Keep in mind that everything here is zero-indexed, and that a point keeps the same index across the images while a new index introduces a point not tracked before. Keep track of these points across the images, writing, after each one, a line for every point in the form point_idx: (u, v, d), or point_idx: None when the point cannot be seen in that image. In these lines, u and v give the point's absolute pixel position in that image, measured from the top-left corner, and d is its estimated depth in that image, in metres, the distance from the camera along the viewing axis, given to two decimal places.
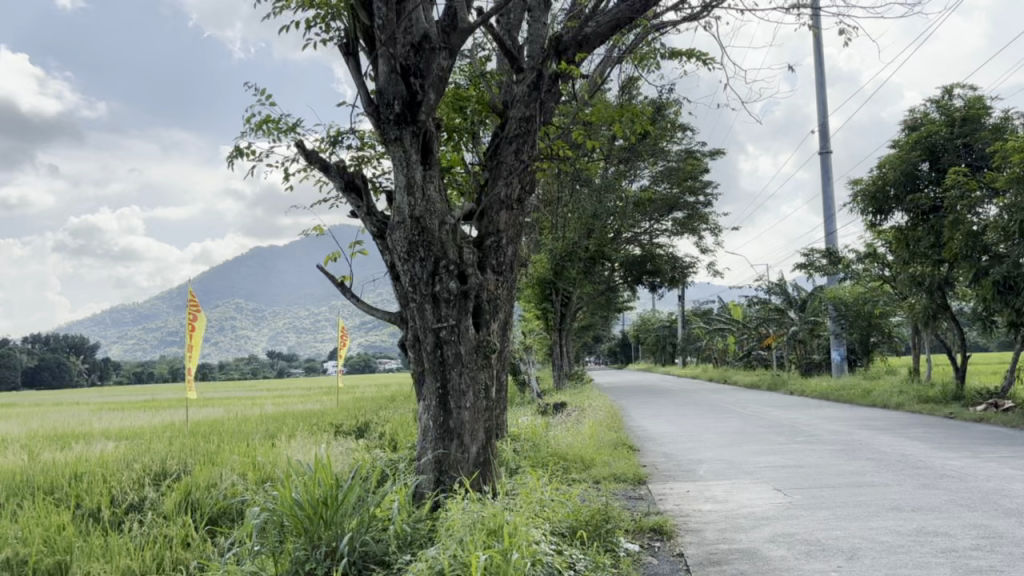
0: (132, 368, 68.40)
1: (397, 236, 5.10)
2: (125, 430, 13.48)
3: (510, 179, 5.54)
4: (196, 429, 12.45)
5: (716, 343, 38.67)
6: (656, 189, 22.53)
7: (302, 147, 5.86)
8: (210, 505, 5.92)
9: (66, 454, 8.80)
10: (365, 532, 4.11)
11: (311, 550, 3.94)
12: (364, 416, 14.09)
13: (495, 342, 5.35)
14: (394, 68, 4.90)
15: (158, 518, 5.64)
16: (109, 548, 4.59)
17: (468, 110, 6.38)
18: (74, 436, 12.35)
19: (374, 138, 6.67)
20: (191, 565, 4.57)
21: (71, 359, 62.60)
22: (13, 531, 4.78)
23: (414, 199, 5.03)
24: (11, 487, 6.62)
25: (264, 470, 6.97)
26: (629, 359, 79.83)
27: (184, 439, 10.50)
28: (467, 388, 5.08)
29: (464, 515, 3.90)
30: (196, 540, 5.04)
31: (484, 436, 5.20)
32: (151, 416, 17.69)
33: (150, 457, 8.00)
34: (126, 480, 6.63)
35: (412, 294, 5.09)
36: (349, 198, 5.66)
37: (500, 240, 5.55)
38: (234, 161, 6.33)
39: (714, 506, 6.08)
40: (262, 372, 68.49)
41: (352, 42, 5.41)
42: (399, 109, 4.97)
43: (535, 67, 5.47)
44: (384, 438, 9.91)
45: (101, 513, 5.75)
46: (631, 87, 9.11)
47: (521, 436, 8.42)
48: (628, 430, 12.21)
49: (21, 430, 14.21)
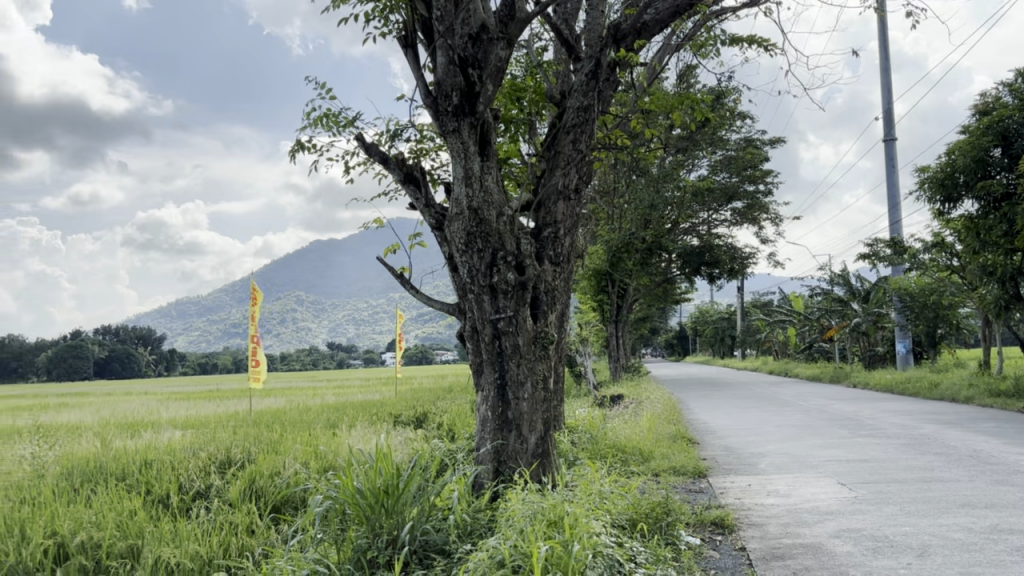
0: (197, 358, 70.33)
1: (455, 228, 5.11)
2: (191, 419, 13.81)
3: (567, 169, 5.52)
4: (260, 419, 12.71)
5: (776, 336, 37.97)
6: (715, 179, 22.21)
7: (362, 141, 5.91)
8: (272, 493, 6.05)
9: (136, 442, 9.04)
10: (426, 522, 4.15)
11: (373, 538, 4.00)
12: (422, 406, 14.25)
13: (553, 333, 5.33)
14: (452, 59, 4.92)
15: (224, 505, 5.78)
16: (179, 534, 4.71)
17: (526, 102, 6.22)
18: (143, 425, 12.74)
19: (432, 131, 6.71)
20: (256, 552, 4.67)
21: (140, 350, 64.54)
22: (89, 514, 4.93)
23: (472, 190, 5.05)
24: (85, 473, 6.83)
25: (326, 459, 7.10)
26: (688, 351, 79.08)
27: (247, 428, 10.71)
28: (525, 378, 5.08)
29: (524, 506, 3.89)
30: (260, 527, 5.15)
31: (543, 428, 5.19)
32: (216, 405, 18.16)
33: (215, 445, 8.19)
34: (193, 469, 6.79)
35: (470, 286, 5.11)
36: (407, 189, 5.69)
37: (557, 231, 5.53)
38: (296, 155, 6.51)
39: (776, 500, 5.97)
40: (322, 364, 69.61)
41: (411, 33, 5.44)
42: (457, 101, 4.97)
43: (593, 56, 5.43)
44: (442, 428, 9.97)
45: (170, 498, 5.92)
46: (689, 74, 8.98)
47: (578, 428, 8.40)
48: (687, 423, 12.10)
49: (93, 418, 14.68)
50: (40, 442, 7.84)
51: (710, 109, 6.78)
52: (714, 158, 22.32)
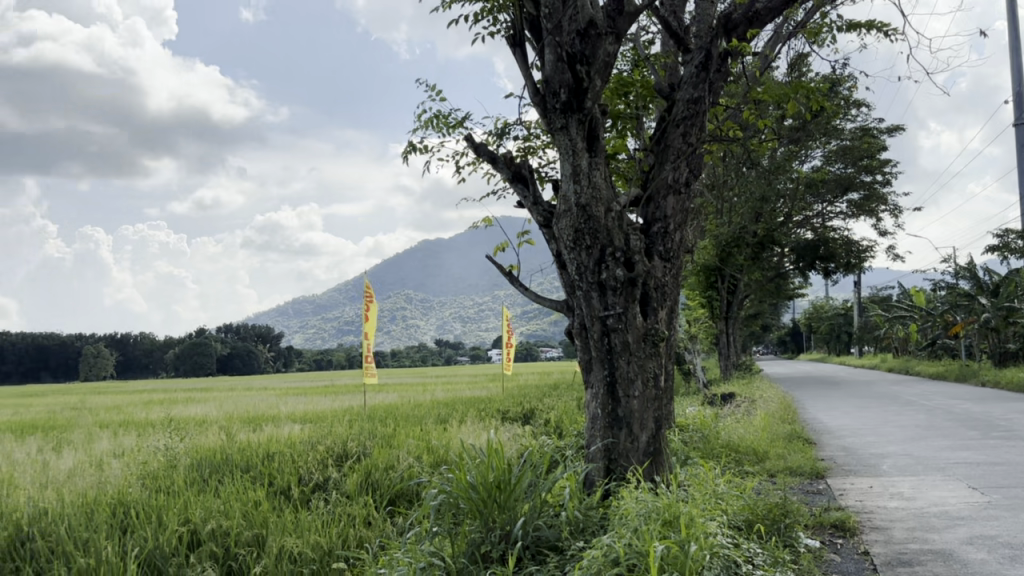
0: (312, 355, 73.00)
1: (563, 225, 5.12)
2: (310, 414, 14.27)
3: (678, 162, 5.43)
4: (374, 414, 13.04)
5: (896, 333, 36.32)
6: (829, 169, 21.42)
7: (471, 141, 5.99)
8: (388, 486, 6.20)
9: (259, 435, 9.51)
10: (538, 518, 4.17)
11: (486, 533, 4.06)
12: (530, 402, 14.39)
13: (664, 330, 5.26)
14: (561, 57, 4.94)
15: (343, 497, 5.98)
16: (299, 524, 4.89)
17: (632, 97, 6.04)
18: (265, 418, 13.30)
19: (540, 128, 6.74)
20: (373, 543, 4.81)
21: (260, 348, 67.41)
22: (218, 504, 5.19)
23: (580, 187, 5.03)
24: (213, 462, 7.19)
25: (439, 453, 7.22)
26: (801, 349, 76.72)
27: (363, 422, 11.01)
28: (636, 375, 5.03)
29: (637, 504, 3.85)
30: (376, 519, 5.30)
31: (654, 426, 5.12)
32: (332, 401, 18.77)
33: (332, 439, 8.47)
34: (312, 461, 7.04)
35: (578, 283, 5.11)
36: (516, 187, 5.73)
37: (667, 226, 5.45)
38: (408, 155, 6.71)
39: (900, 503, 5.72)
40: (430, 360, 70.96)
41: (519, 33, 5.47)
42: (565, 97, 4.99)
43: (703, 47, 5.36)
44: (550, 425, 10.01)
45: (291, 490, 6.14)
46: (802, 64, 8.70)
47: (689, 427, 8.25)
48: (803, 422, 11.71)
49: (219, 412, 15.41)
50: (174, 433, 8.31)
51: (825, 97, 6.56)
52: (828, 148, 21.53)
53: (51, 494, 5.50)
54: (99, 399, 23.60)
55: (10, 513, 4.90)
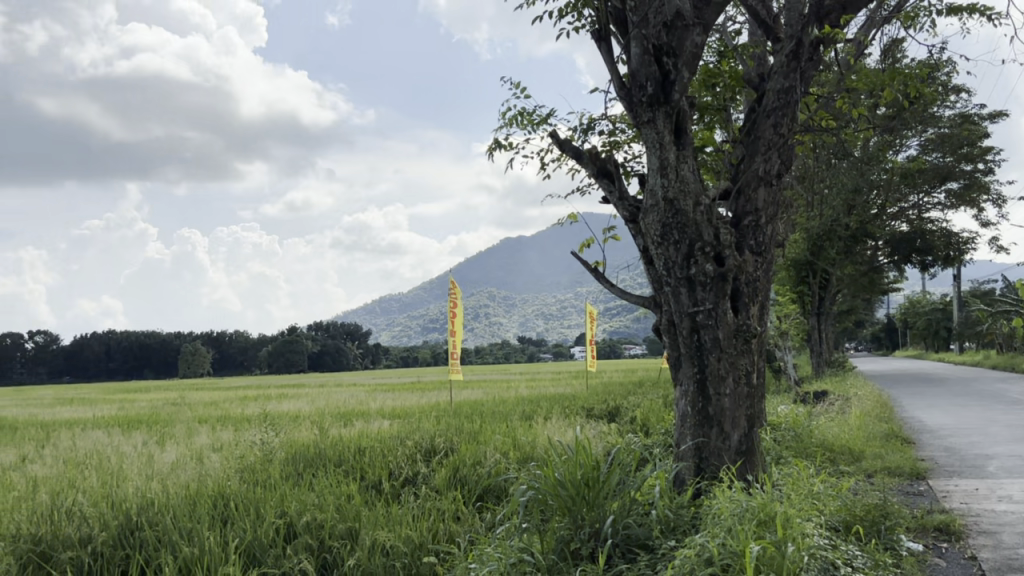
0: (399, 352, 74.16)
1: (651, 219, 5.07)
2: (398, 410, 14.49)
3: (769, 154, 5.28)
4: (461, 410, 13.14)
5: (1000, 328, 34.68)
6: (926, 159, 20.56)
7: (556, 137, 5.96)
8: (476, 482, 6.24)
9: (349, 430, 9.71)
10: (628, 516, 4.13)
11: (575, 530, 4.05)
12: (614, 399, 14.34)
13: (756, 326, 5.14)
14: (647, 49, 4.88)
15: (432, 491, 6.05)
16: (391, 519, 4.97)
17: (721, 86, 5.97)
18: (356, 414, 13.56)
19: (625, 122, 6.67)
20: (463, 538, 4.87)
21: (349, 346, 68.85)
22: (314, 497, 5.32)
23: (668, 180, 4.96)
24: (306, 456, 7.37)
25: (526, 450, 7.22)
26: (896, 345, 74.06)
27: (450, 418, 11.13)
28: (726, 373, 4.92)
29: (730, 504, 3.77)
30: (465, 514, 5.34)
31: (747, 424, 5.00)
32: (419, 397, 19.01)
33: (420, 434, 8.58)
34: (402, 456, 7.14)
35: (666, 279, 5.04)
36: (602, 183, 5.69)
37: (758, 219, 5.32)
38: (493, 153, 6.77)
39: (1010, 506, 5.46)
40: (514, 357, 71.43)
41: (603, 28, 5.42)
42: (652, 90, 4.93)
43: (794, 35, 5.23)
44: (637, 423, 9.93)
45: (382, 484, 6.24)
46: (898, 49, 8.36)
47: (781, 425, 8.06)
48: (901, 421, 11.29)
49: (312, 408, 15.80)
50: (268, 428, 8.55)
51: (923, 83, 6.31)
52: (925, 136, 20.69)
53: (157, 486, 5.72)
54: (199, 395, 24.61)
55: (119, 503, 5.12)
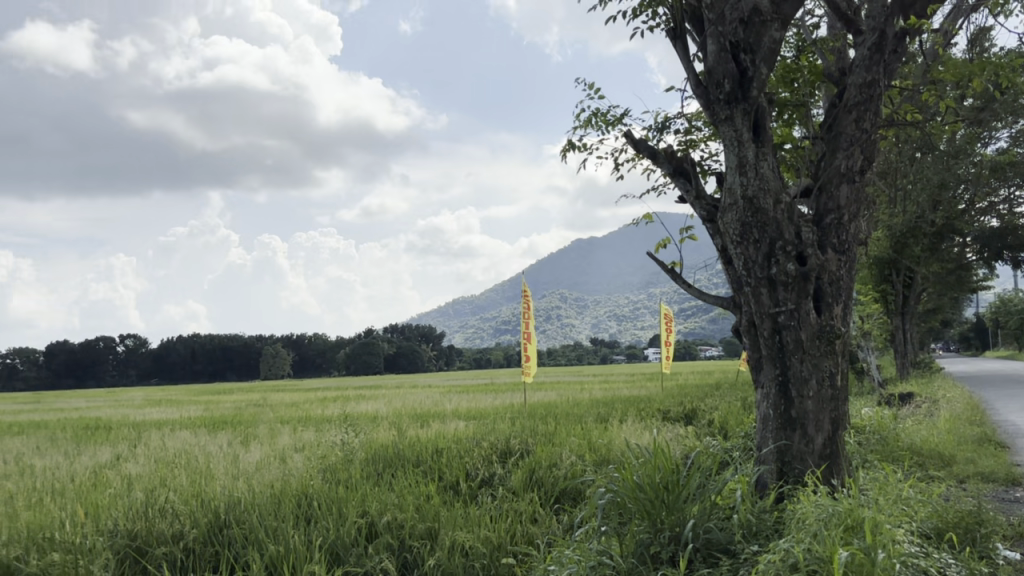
0: (473, 354, 74.66)
1: (730, 218, 5.01)
2: (474, 411, 14.63)
3: (851, 150, 5.14)
4: (536, 412, 13.19)
5: None
6: (1017, 151, 19.68)
7: (631, 137, 5.93)
8: (553, 483, 6.24)
9: (427, 430, 9.88)
10: (709, 520, 4.08)
11: (655, 534, 4.01)
12: (690, 401, 14.22)
13: (841, 326, 4.99)
14: (724, 47, 4.86)
15: (509, 493, 6.07)
16: (470, 519, 5.02)
17: (800, 83, 5.82)
18: (432, 415, 13.70)
19: (702, 119, 6.58)
20: (541, 540, 4.88)
21: (424, 348, 69.65)
22: (394, 497, 5.41)
23: (747, 178, 4.89)
24: (386, 456, 7.50)
25: (602, 452, 7.18)
26: (987, 345, 71.12)
27: (526, 420, 11.18)
28: (809, 374, 4.81)
29: (816, 509, 3.68)
30: (543, 516, 5.34)
31: (832, 427, 4.86)
32: (493, 398, 19.12)
33: (496, 436, 8.62)
34: (478, 458, 7.20)
35: (747, 279, 4.97)
36: (678, 183, 5.63)
37: (841, 217, 5.17)
38: (567, 154, 6.76)
39: None
40: (586, 359, 71.36)
41: (679, 26, 5.38)
42: (730, 87, 4.88)
43: (877, 27, 5.09)
44: (715, 425, 9.81)
45: (459, 485, 6.29)
46: (987, 37, 8.02)
47: (866, 428, 7.84)
48: (993, 424, 10.85)
49: (389, 409, 16.07)
50: (349, 428, 8.75)
51: (1016, 72, 6.03)
52: (1016, 128, 19.77)
53: (243, 485, 5.90)
54: (280, 396, 25.31)
55: (209, 501, 5.29)
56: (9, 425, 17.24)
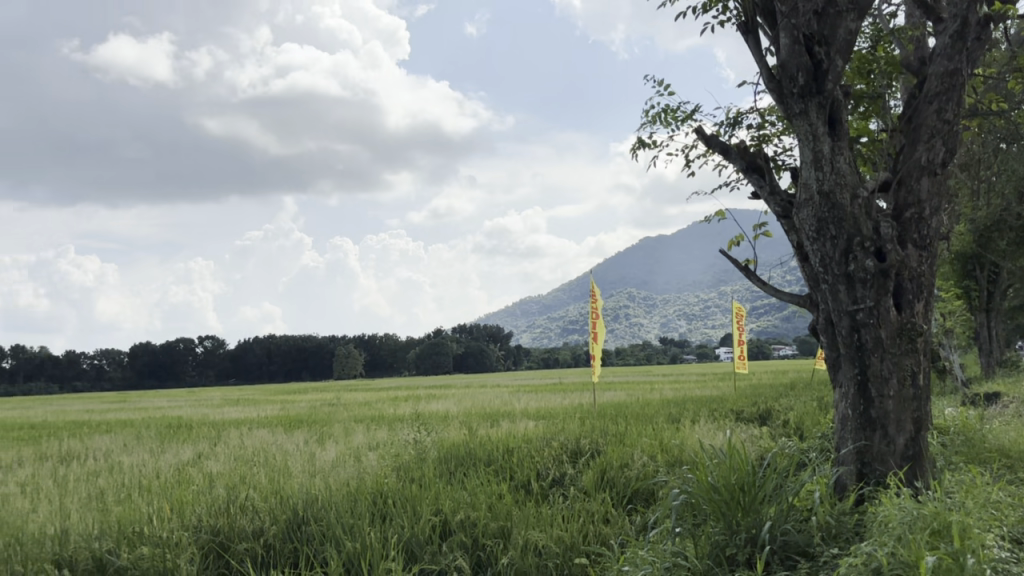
0: (541, 354, 74.64)
1: (805, 214, 4.91)
2: (544, 410, 14.63)
3: (932, 142, 4.98)
4: (605, 411, 13.15)
5: None
6: None
7: (702, 133, 5.87)
8: (625, 484, 6.21)
9: (496, 430, 9.91)
10: (787, 522, 4.01)
11: (731, 536, 3.96)
12: (765, 402, 13.94)
13: (923, 324, 4.84)
14: (797, 39, 4.75)
15: (580, 493, 6.06)
16: (542, 518, 5.03)
17: (877, 74, 5.70)
18: (502, 414, 13.73)
19: (775, 114, 6.49)
20: (614, 540, 4.86)
21: (492, 348, 69.95)
22: (467, 495, 5.46)
23: (822, 174, 4.78)
24: (457, 455, 7.55)
25: (675, 452, 7.11)
26: None
27: (596, 420, 11.13)
28: (891, 373, 4.67)
29: (900, 512, 3.58)
30: (615, 517, 5.32)
31: (914, 428, 4.72)
32: (562, 398, 19.11)
33: (567, 436, 8.59)
34: (549, 457, 7.20)
35: (824, 276, 4.86)
36: (751, 179, 5.54)
37: (922, 211, 5.01)
38: (638, 152, 6.75)
39: None
40: (655, 359, 70.72)
41: (751, 20, 5.34)
42: (804, 81, 4.77)
43: (959, 14, 4.93)
44: (790, 426, 9.60)
45: (531, 485, 6.31)
46: None
47: (950, 429, 7.58)
48: None
49: (459, 408, 16.22)
50: (421, 427, 8.85)
51: None
52: None
53: (320, 483, 6.02)
54: (354, 395, 25.76)
55: (287, 498, 5.42)
56: (97, 423, 17.96)
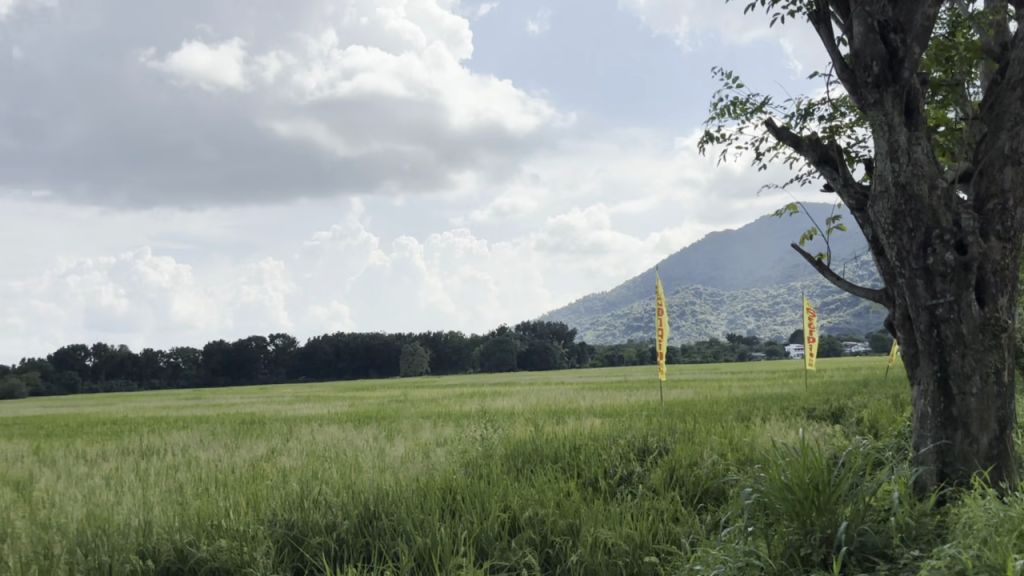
0: (606, 351, 74.22)
1: (881, 207, 4.79)
2: (610, 408, 14.54)
3: (1016, 129, 4.78)
4: (672, 409, 13.01)
5: None
6: None
7: (772, 125, 5.76)
8: (695, 483, 6.13)
9: (562, 427, 9.88)
10: (863, 522, 3.91)
11: (805, 536, 3.88)
12: (837, 400, 13.61)
13: (1007, 319, 4.66)
14: (871, 28, 4.65)
15: (649, 491, 6.01)
16: (610, 517, 5.00)
17: (955, 62, 5.49)
18: (568, 412, 13.70)
19: (847, 105, 6.33)
20: (684, 539, 4.82)
21: (557, 346, 69.87)
22: (535, 493, 5.46)
23: (898, 165, 4.65)
24: (523, 452, 7.57)
25: (745, 451, 6.98)
26: None
27: (662, 418, 11.02)
28: (972, 371, 4.51)
29: (984, 513, 3.46)
30: (685, 516, 5.27)
31: (999, 427, 4.54)
32: (628, 396, 18.97)
33: (634, 434, 8.52)
34: (616, 455, 7.16)
35: (901, 270, 4.73)
36: (824, 171, 5.42)
37: (1006, 202, 4.81)
38: (706, 146, 6.67)
39: None
40: (723, 355, 69.74)
41: (823, 8, 5.23)
42: (878, 70, 4.66)
43: None
44: (863, 424, 9.36)
45: (598, 482, 6.28)
46: None
47: None
48: None
49: (525, 405, 16.25)
50: (487, 425, 8.90)
51: None
52: None
53: (390, 479, 6.09)
54: (420, 393, 26.00)
55: (358, 492, 5.52)
56: (174, 420, 18.55)
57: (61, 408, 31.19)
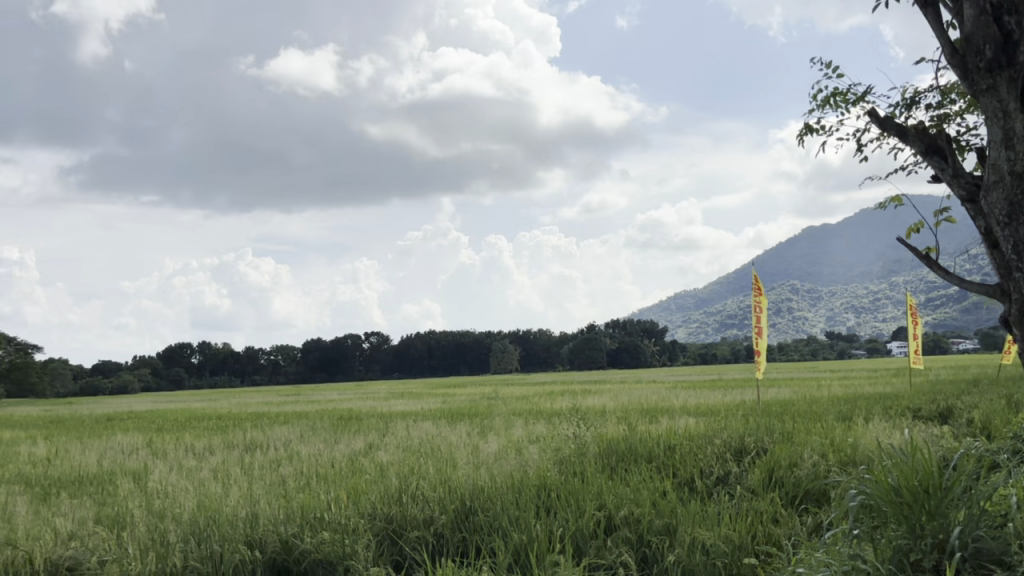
0: (698, 349, 73.06)
1: (995, 197, 4.55)
2: (704, 406, 14.31)
3: None
4: (769, 409, 12.71)
5: None
6: None
7: (876, 115, 5.57)
8: (795, 484, 5.98)
9: (655, 426, 9.77)
10: (978, 527, 3.73)
11: (916, 539, 3.73)
12: (945, 400, 13.01)
13: None
14: (983, 10, 4.44)
15: (747, 492, 5.89)
16: (708, 517, 4.92)
17: None
18: (662, 410, 13.54)
19: (958, 92, 6.08)
20: (785, 541, 4.72)
21: (647, 344, 69.13)
22: (630, 492, 5.43)
23: (1014, 153, 4.42)
24: (618, 451, 7.51)
25: (848, 452, 6.76)
26: None
27: (760, 418, 10.76)
28: None
29: None
30: (786, 517, 5.14)
31: None
32: (723, 395, 18.60)
33: (732, 433, 8.36)
34: (712, 455, 7.03)
35: (1017, 263, 4.47)
36: (932, 162, 5.20)
37: None
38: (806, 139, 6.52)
39: None
40: (820, 355, 67.62)
41: None
42: (992, 54, 4.45)
43: None
44: (975, 425, 8.94)
45: (694, 482, 6.19)
46: None
47: None
48: None
49: (618, 404, 16.11)
50: (580, 423, 8.87)
51: None
52: None
53: (486, 475, 6.14)
54: (511, 390, 26.12)
55: (455, 487, 5.60)
56: (276, 415, 19.16)
57: (173, 403, 32.78)
